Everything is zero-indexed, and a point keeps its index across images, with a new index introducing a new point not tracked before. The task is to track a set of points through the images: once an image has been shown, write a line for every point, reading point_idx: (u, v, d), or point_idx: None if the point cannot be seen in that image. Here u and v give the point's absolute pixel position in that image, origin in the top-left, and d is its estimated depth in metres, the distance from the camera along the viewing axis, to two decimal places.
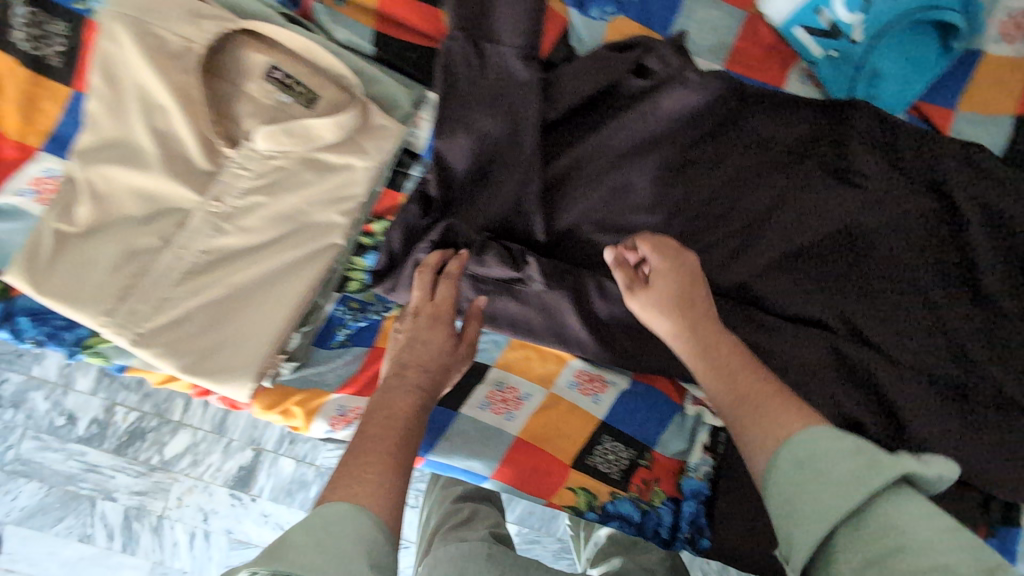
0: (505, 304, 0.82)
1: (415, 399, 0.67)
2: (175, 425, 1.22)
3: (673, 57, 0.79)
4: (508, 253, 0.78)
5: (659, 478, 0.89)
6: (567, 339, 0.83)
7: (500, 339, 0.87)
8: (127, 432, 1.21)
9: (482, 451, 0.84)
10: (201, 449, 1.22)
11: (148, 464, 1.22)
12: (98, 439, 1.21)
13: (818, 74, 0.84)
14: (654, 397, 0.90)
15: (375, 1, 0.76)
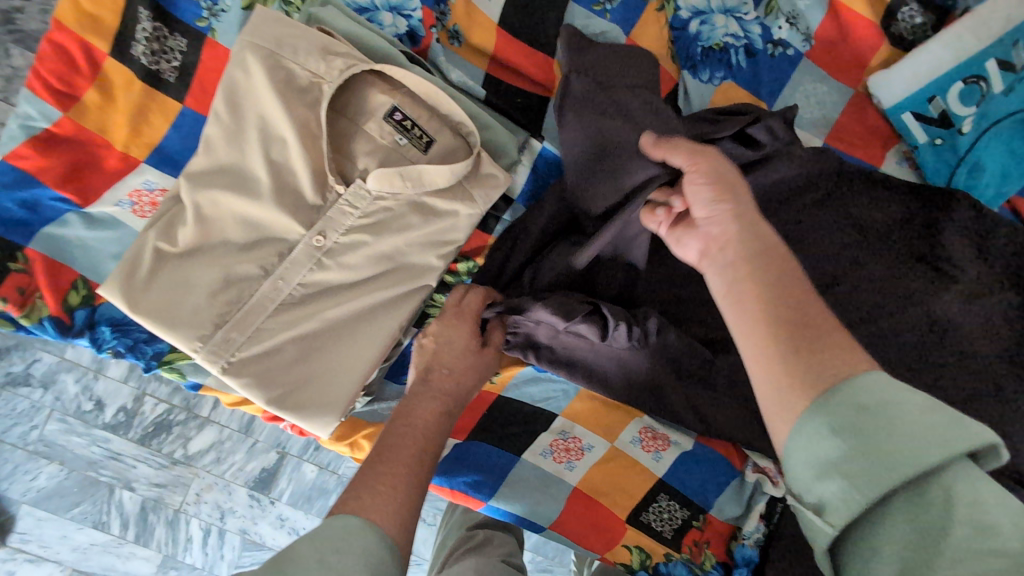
0: (580, 350, 0.81)
1: (438, 404, 0.72)
2: (202, 421, 1.17)
3: (783, 131, 0.77)
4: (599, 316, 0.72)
5: (711, 541, 0.89)
6: (631, 372, 0.82)
7: (571, 388, 0.86)
8: (153, 423, 1.16)
9: (542, 499, 0.84)
10: (225, 448, 1.17)
11: (171, 457, 1.16)
12: (124, 428, 1.15)
13: (918, 158, 0.83)
14: (716, 460, 0.89)
15: (492, 45, 0.78)
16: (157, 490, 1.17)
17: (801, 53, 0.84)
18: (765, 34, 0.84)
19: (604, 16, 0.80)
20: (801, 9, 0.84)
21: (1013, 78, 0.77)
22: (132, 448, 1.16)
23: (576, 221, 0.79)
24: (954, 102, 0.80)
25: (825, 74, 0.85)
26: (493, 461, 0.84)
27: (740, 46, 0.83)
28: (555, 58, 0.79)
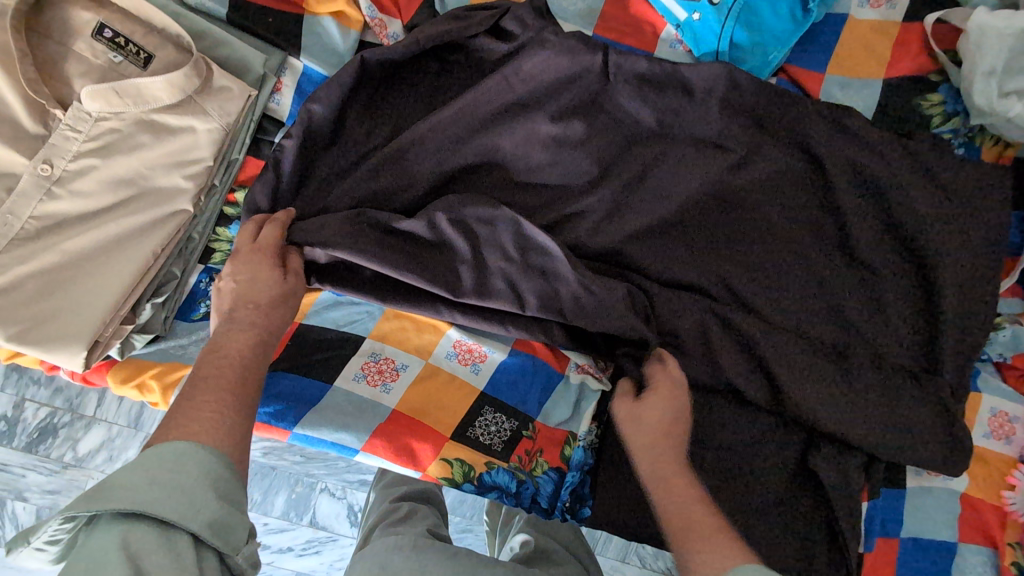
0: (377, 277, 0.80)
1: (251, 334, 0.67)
2: (89, 420, 1.15)
3: (531, 20, 0.82)
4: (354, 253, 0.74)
5: (543, 448, 0.88)
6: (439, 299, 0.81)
7: (375, 307, 0.88)
8: (37, 429, 1.14)
9: (356, 423, 0.83)
10: (116, 444, 1.14)
11: (60, 461, 1.13)
12: (6, 438, 1.12)
13: (684, 38, 0.88)
14: (536, 366, 0.89)
15: None
16: (52, 496, 1.12)
17: None
18: None
19: None
20: None
21: None
22: (19, 458, 1.13)
23: (345, 138, 0.81)
24: None
25: None
26: (304, 390, 0.83)
27: None
28: None
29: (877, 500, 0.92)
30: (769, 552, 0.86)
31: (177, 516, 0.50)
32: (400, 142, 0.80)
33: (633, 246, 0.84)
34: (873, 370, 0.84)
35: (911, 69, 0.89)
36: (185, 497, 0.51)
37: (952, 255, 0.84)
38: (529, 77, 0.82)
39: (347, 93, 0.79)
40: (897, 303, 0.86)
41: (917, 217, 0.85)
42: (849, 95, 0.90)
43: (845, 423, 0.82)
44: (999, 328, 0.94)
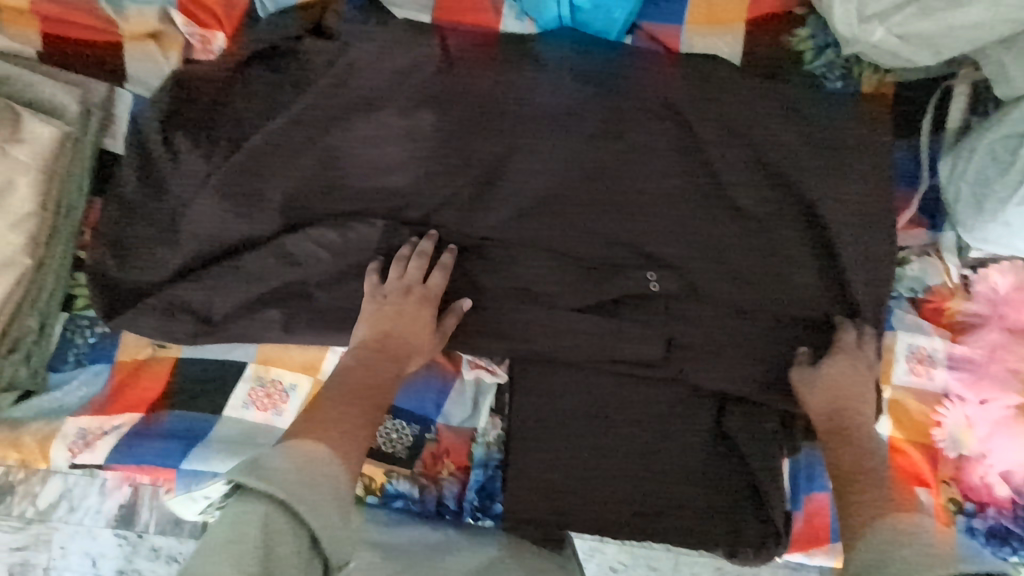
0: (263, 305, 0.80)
1: None
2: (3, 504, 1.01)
3: (356, 18, 0.78)
4: (231, 282, 0.78)
5: (448, 451, 0.87)
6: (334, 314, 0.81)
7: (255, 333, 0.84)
8: None
9: (247, 451, 0.80)
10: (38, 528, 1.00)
11: None
12: None
13: (524, 9, 0.81)
14: (429, 369, 0.87)
15: (36, 21, 0.73)
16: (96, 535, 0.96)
17: None
18: None
19: None
20: None
21: None
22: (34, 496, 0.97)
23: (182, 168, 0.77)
24: None
25: None
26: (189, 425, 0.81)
27: None
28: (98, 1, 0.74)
29: (797, 458, 0.91)
30: (691, 521, 0.85)
31: (322, 536, 0.54)
32: (239, 161, 0.76)
33: (507, 236, 0.83)
34: (766, 321, 0.85)
35: (772, 10, 0.84)
36: (319, 509, 0.56)
37: (830, 197, 0.83)
38: (367, 74, 0.78)
39: (165, 122, 0.77)
40: (786, 248, 0.84)
41: (791, 158, 0.83)
42: (709, 46, 0.85)
43: (737, 379, 0.85)
44: (905, 262, 0.90)
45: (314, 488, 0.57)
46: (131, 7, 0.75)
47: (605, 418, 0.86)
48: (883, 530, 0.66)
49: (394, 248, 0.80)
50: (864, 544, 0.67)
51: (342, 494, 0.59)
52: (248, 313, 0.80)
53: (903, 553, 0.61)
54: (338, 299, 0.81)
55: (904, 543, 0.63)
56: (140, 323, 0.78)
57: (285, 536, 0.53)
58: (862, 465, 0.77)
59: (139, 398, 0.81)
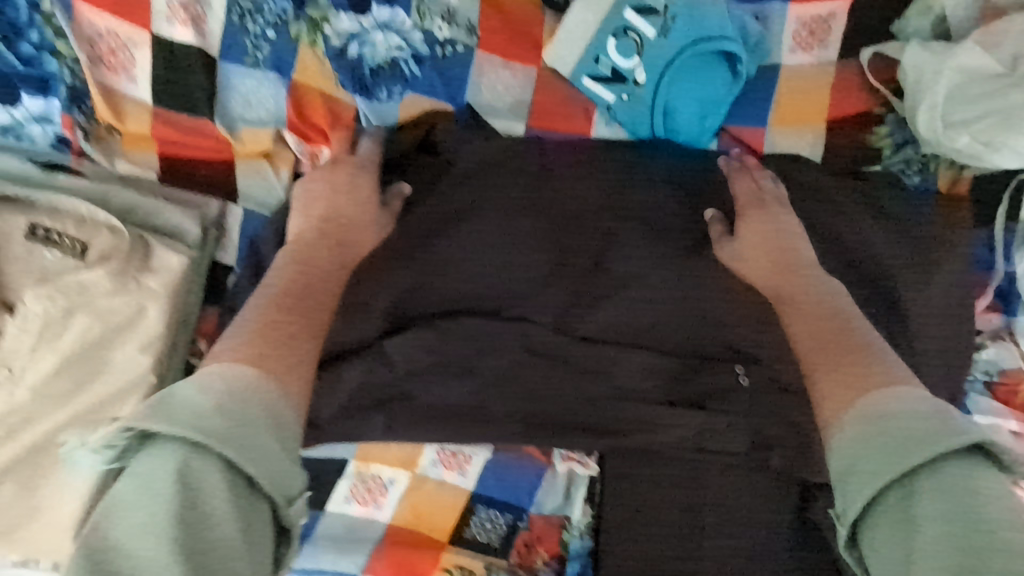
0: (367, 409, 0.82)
1: None
2: None
3: (458, 130, 0.80)
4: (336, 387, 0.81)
5: (541, 539, 0.89)
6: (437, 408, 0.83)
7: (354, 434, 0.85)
8: None
9: (352, 548, 0.84)
10: None
11: None
12: None
13: (618, 118, 0.82)
14: (521, 460, 0.89)
15: (154, 146, 0.76)
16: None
17: (471, 47, 0.80)
18: (428, 37, 0.79)
19: (256, 66, 0.76)
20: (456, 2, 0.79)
21: (661, 21, 0.77)
22: None
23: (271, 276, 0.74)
24: (616, 57, 0.78)
25: (501, 63, 0.81)
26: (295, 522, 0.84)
27: (409, 55, 0.79)
28: (213, 122, 0.76)
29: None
30: None
31: (267, 477, 0.54)
32: (324, 265, 0.73)
33: (597, 334, 0.84)
34: None
35: (854, 110, 0.86)
36: (255, 435, 0.55)
37: (913, 291, 0.85)
38: (469, 187, 0.80)
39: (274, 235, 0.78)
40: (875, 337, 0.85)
41: (879, 254, 0.85)
42: (793, 145, 0.87)
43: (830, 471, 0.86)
44: (981, 347, 0.93)
45: (248, 402, 0.57)
46: (242, 127, 0.77)
47: (694, 506, 0.87)
48: (854, 431, 0.63)
49: (492, 349, 0.82)
50: (836, 437, 0.64)
51: (270, 408, 0.58)
52: (350, 416, 0.82)
53: (870, 451, 0.60)
54: (437, 399, 0.83)
55: (879, 431, 0.61)
56: None
57: (221, 497, 0.52)
58: (841, 355, 0.70)
59: None
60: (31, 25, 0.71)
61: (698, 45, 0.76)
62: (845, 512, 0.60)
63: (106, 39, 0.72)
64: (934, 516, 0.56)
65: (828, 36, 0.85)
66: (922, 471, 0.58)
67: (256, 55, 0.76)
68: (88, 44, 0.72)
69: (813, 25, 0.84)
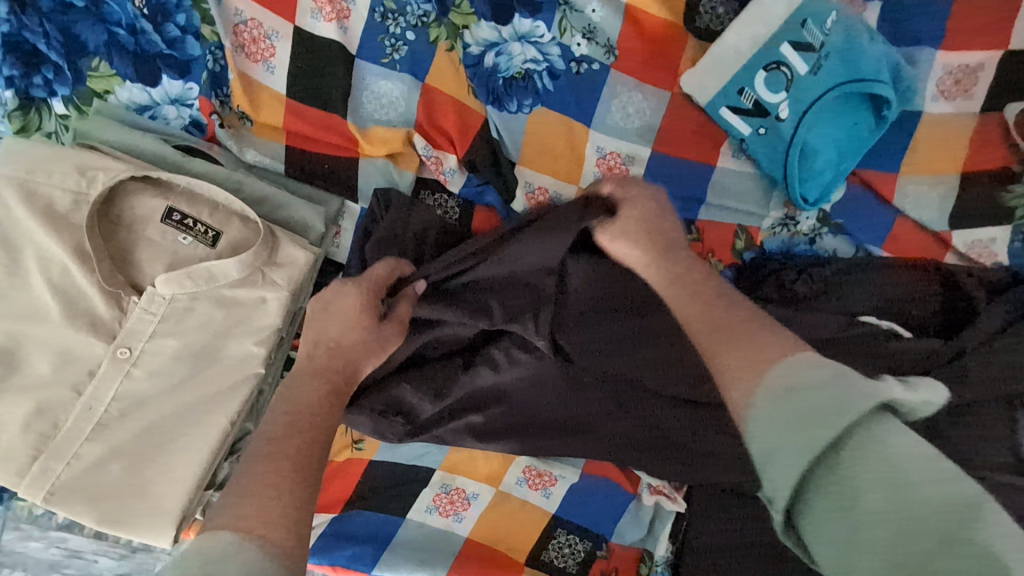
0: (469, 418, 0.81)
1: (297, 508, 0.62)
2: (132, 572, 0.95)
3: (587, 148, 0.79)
4: (433, 391, 0.79)
5: (618, 568, 0.86)
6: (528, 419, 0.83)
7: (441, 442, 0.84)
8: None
9: (432, 559, 0.81)
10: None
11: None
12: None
13: (750, 151, 0.80)
14: (607, 489, 0.87)
15: (283, 138, 0.76)
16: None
17: (607, 66, 0.79)
18: (565, 52, 0.78)
19: (393, 67, 0.76)
20: (599, 19, 0.78)
21: (814, 57, 0.75)
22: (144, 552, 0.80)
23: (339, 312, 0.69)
24: (762, 90, 0.77)
25: (636, 83, 0.80)
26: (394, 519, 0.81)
27: (544, 70, 0.78)
28: (346, 119, 0.76)
29: None
30: None
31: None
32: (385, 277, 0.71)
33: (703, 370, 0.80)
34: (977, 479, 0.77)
35: (992, 164, 0.82)
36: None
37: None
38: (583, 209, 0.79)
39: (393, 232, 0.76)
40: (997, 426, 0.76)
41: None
42: (924, 194, 0.83)
43: None
44: None
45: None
46: (373, 125, 0.77)
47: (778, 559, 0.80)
48: (767, 407, 0.48)
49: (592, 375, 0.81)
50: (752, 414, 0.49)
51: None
52: (446, 419, 0.81)
53: (782, 427, 0.46)
54: (533, 412, 0.83)
55: (790, 408, 0.46)
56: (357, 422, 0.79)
57: None
58: (730, 331, 0.56)
59: (344, 494, 0.84)
60: (179, 8, 0.70)
61: (847, 85, 0.73)
62: (775, 495, 0.45)
63: (249, 27, 0.72)
64: (877, 483, 0.41)
65: (974, 86, 0.81)
66: (842, 431, 0.44)
67: (394, 56, 0.76)
68: (234, 31, 0.72)
69: (960, 74, 0.81)
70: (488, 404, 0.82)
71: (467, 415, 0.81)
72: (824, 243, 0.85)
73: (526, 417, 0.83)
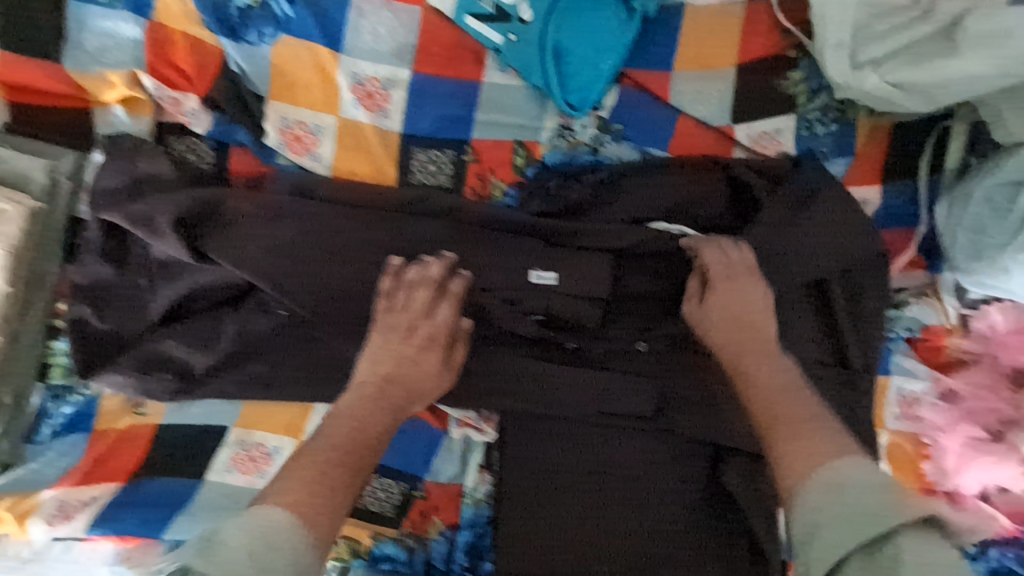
0: (253, 368, 0.78)
1: None
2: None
3: (340, 75, 0.76)
4: (199, 339, 0.76)
5: (436, 507, 0.85)
6: (316, 355, 0.78)
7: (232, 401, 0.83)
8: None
9: (231, 516, 0.78)
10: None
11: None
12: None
13: (507, 61, 0.77)
14: (414, 428, 0.86)
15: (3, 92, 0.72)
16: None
17: None
18: None
19: (112, 5, 0.72)
20: None
21: None
22: None
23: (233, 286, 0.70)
24: None
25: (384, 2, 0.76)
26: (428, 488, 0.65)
27: None
28: (64, 65, 0.72)
29: None
30: None
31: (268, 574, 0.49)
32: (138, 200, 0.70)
33: (520, 292, 0.78)
34: (775, 366, 0.84)
35: (763, 51, 0.81)
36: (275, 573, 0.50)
37: (816, 248, 0.78)
38: (356, 142, 0.78)
39: (125, 171, 0.72)
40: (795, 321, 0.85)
41: (806, 214, 0.78)
42: (702, 91, 0.81)
43: (744, 436, 0.84)
44: (903, 305, 0.89)
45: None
46: (97, 70, 0.73)
47: (587, 463, 0.85)
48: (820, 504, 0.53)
49: (419, 303, 0.76)
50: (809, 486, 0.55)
51: None
52: (225, 369, 0.77)
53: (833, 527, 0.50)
54: (316, 353, 0.79)
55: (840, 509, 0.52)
56: (115, 383, 0.74)
57: None
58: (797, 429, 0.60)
59: (126, 461, 0.80)
60: None
61: None
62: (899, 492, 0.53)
63: None
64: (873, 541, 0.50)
65: None
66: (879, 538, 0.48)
67: None
68: None
69: None
70: (267, 346, 0.78)
71: (250, 365, 0.78)
72: (607, 151, 0.82)
73: (317, 359, 0.78)
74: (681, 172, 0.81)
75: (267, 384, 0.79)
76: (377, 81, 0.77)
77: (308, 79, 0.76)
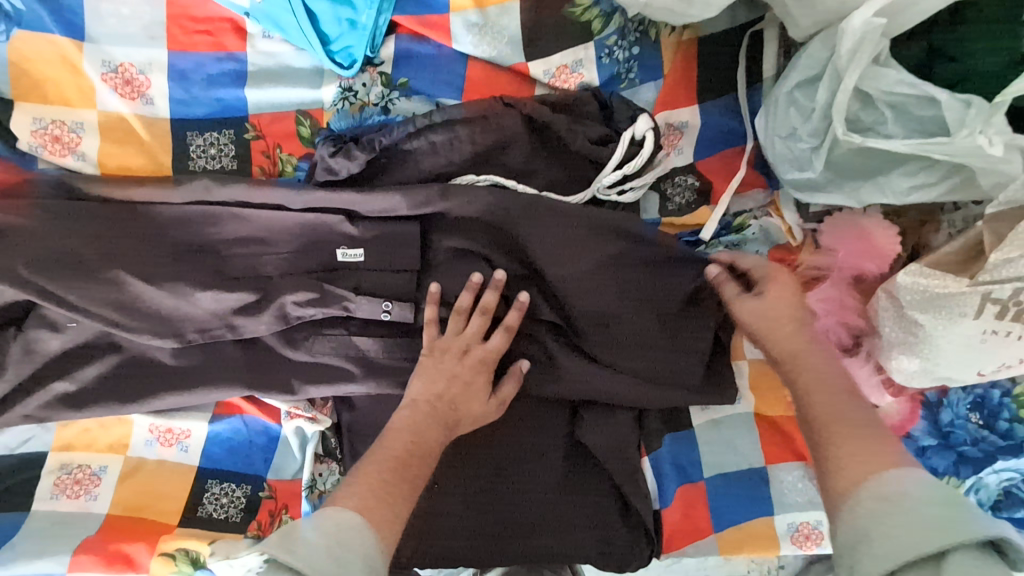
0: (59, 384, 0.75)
1: None
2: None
3: (92, 66, 0.73)
4: None
5: (286, 505, 0.80)
6: (125, 361, 0.76)
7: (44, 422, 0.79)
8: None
9: (55, 543, 0.74)
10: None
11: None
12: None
13: (263, 25, 0.74)
14: (247, 427, 0.82)
15: None
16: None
17: None
18: None
19: None
20: None
21: None
22: None
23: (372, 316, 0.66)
24: None
25: None
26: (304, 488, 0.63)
27: None
28: None
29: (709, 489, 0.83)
30: (563, 543, 0.80)
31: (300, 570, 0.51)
32: None
33: (320, 268, 0.74)
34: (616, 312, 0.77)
35: None
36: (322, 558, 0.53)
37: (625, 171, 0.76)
38: (126, 134, 0.74)
39: None
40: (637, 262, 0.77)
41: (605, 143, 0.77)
42: (483, 29, 0.76)
43: (595, 386, 0.77)
44: (743, 228, 0.81)
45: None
46: None
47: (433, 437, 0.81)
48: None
49: (216, 295, 0.72)
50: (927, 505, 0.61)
51: None
52: (26, 387, 0.75)
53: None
54: (124, 360, 0.76)
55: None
56: None
57: None
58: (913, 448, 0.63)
59: None
60: None
61: None
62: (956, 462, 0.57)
63: None
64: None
65: None
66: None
67: None
68: None
69: None
70: (68, 360, 0.75)
71: (52, 382, 0.75)
72: (398, 109, 0.78)
73: (124, 366, 0.76)
74: (472, 115, 0.76)
75: (73, 398, 0.75)
76: (130, 65, 0.74)
77: (56, 72, 0.73)
